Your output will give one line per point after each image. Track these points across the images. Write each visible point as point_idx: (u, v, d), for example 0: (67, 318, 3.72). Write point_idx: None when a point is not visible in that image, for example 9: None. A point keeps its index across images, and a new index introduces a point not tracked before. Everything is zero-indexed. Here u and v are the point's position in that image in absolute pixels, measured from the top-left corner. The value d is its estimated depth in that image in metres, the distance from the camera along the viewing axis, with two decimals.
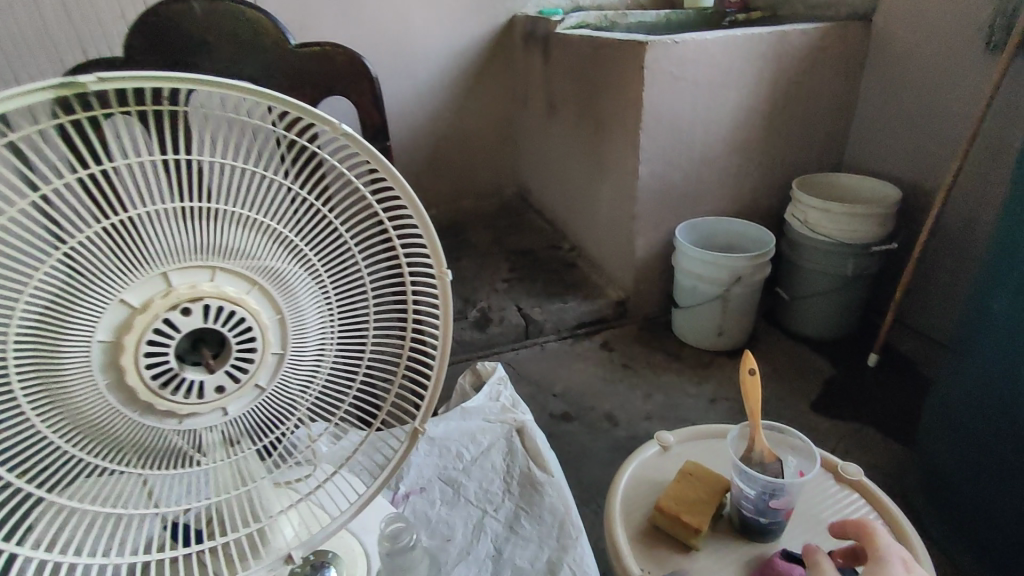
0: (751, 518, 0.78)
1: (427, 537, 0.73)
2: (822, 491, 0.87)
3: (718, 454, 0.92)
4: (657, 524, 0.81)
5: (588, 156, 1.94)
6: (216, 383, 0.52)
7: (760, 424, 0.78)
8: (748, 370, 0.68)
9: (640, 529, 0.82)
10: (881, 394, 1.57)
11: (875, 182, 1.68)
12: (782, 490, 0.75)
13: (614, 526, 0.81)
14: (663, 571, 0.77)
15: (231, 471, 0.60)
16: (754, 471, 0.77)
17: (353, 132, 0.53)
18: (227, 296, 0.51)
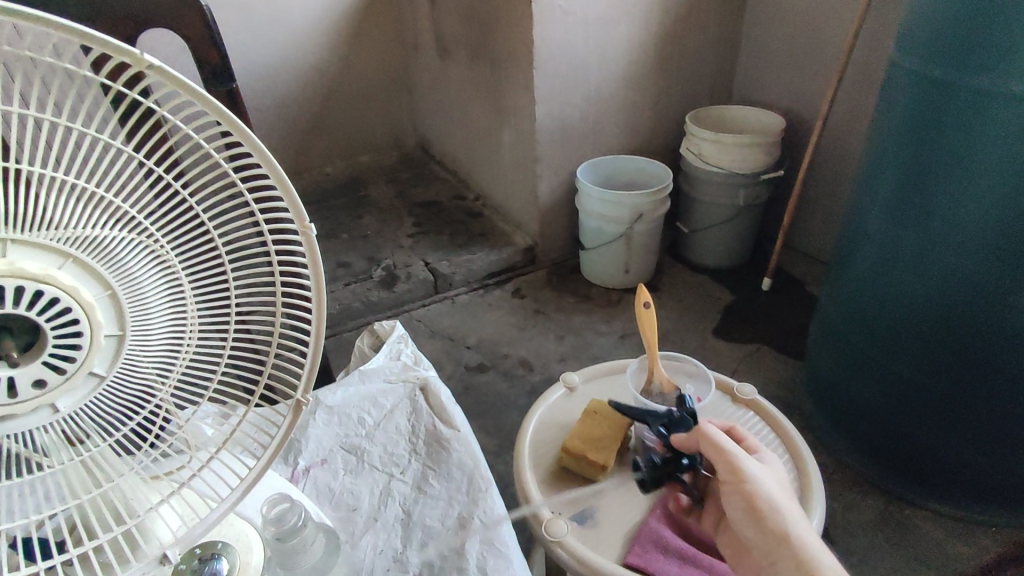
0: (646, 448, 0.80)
1: (331, 511, 0.69)
2: (722, 412, 0.91)
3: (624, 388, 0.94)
4: (565, 466, 0.82)
5: (484, 99, 1.87)
6: (34, 376, 0.44)
7: (657, 357, 0.78)
8: (643, 303, 0.66)
9: (551, 471, 0.82)
10: (774, 315, 1.67)
11: (761, 112, 1.73)
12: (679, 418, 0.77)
13: (524, 474, 0.81)
14: (575, 510, 0.77)
15: (85, 472, 0.52)
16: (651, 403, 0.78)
17: (163, 63, 0.42)
18: (29, 275, 0.42)
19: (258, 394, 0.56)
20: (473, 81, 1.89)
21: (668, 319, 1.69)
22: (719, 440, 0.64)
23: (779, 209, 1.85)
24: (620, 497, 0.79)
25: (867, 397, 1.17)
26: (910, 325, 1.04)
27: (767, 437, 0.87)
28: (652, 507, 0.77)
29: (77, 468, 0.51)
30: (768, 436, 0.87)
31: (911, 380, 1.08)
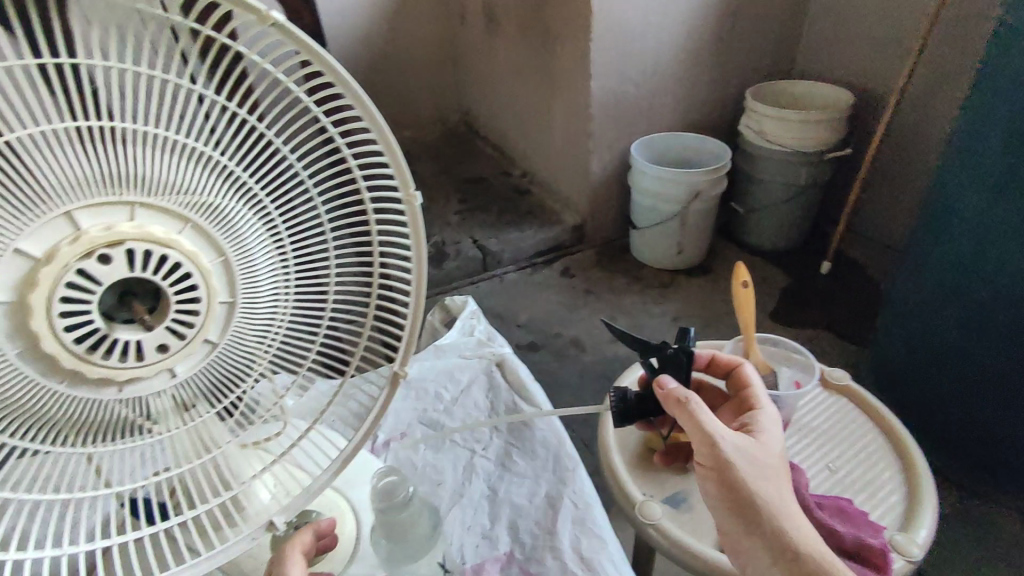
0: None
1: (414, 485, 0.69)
2: (813, 399, 0.88)
3: None
4: (653, 447, 0.80)
5: (536, 73, 1.83)
6: (156, 342, 0.43)
7: (752, 337, 0.75)
8: (741, 283, 0.64)
9: (636, 453, 0.81)
10: (833, 299, 1.62)
11: (827, 87, 1.66)
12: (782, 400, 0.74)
13: (611, 457, 0.79)
14: (665, 492, 0.76)
15: (190, 439, 0.53)
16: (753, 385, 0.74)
17: (288, 21, 0.41)
18: (154, 238, 0.41)
19: (354, 364, 0.56)
20: (524, 54, 1.85)
21: (722, 301, 1.66)
22: (700, 419, 0.59)
23: (841, 189, 1.78)
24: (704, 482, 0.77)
25: (942, 386, 1.13)
26: (997, 311, 1.00)
27: (853, 425, 0.85)
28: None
29: (184, 433, 0.52)
30: (854, 422, 0.85)
31: (996, 369, 1.03)
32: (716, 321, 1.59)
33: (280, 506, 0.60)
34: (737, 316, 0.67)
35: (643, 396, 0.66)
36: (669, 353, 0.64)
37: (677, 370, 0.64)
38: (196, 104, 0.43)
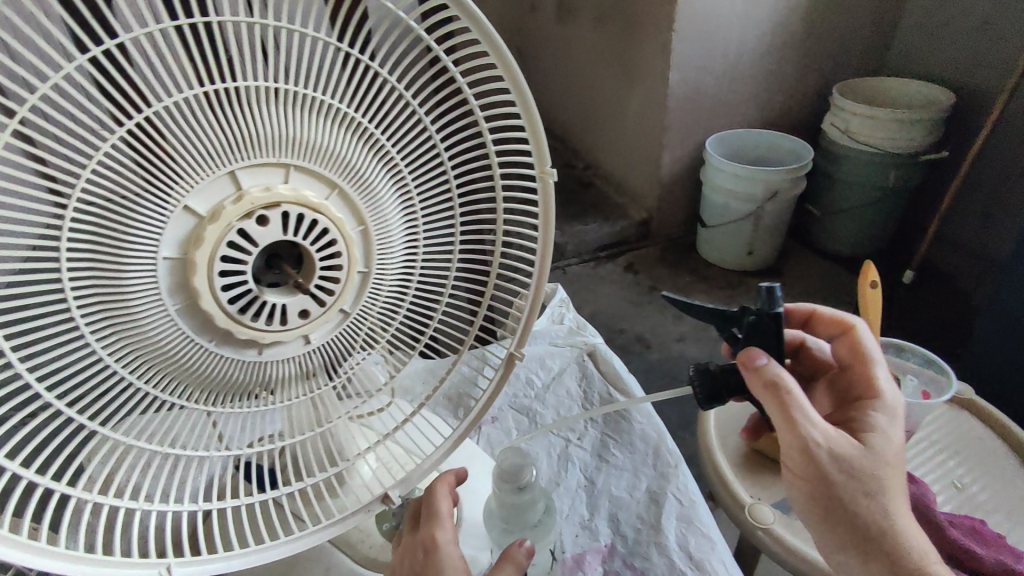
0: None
1: None
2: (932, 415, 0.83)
3: None
4: (762, 450, 0.78)
5: (608, 65, 1.77)
6: (299, 307, 0.43)
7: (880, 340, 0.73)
8: (871, 282, 0.66)
9: (742, 455, 0.79)
10: (917, 310, 1.54)
11: (922, 86, 1.59)
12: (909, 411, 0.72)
13: (716, 455, 0.77)
14: (775, 498, 0.74)
15: (309, 407, 0.54)
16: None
17: None
18: (307, 202, 0.41)
19: (469, 340, 0.56)
20: (595, 45, 1.80)
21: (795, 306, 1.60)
22: (794, 421, 0.50)
23: (931, 195, 1.70)
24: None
25: None
26: None
27: (966, 439, 0.80)
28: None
29: (304, 402, 0.53)
30: (978, 439, 0.80)
31: None
32: None
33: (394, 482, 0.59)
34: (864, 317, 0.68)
35: (730, 365, 0.57)
36: (750, 324, 0.52)
37: (764, 342, 0.52)
38: (352, 71, 0.42)
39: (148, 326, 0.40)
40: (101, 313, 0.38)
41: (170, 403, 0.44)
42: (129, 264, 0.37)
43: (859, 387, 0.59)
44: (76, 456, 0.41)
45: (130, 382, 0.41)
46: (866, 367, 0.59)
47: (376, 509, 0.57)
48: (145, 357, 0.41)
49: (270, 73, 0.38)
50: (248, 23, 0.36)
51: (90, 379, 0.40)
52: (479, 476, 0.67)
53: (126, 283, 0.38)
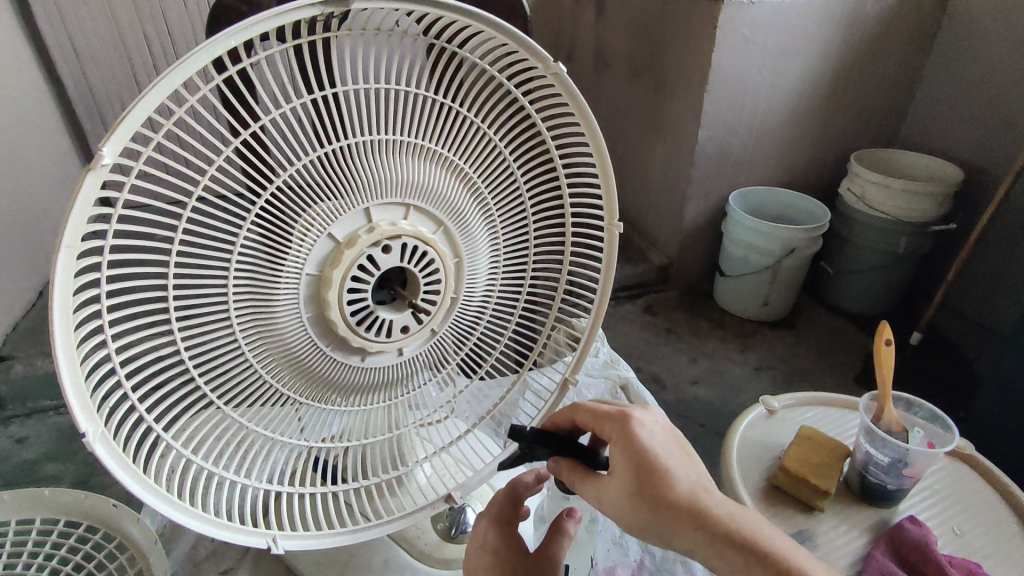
0: (877, 484, 0.81)
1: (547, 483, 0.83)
2: (941, 473, 0.88)
3: (831, 420, 0.96)
4: (778, 485, 0.85)
5: (638, 119, 1.87)
6: (402, 323, 0.52)
7: (892, 394, 0.79)
8: (884, 340, 0.74)
9: (760, 489, 0.85)
10: (924, 371, 1.59)
11: (936, 160, 1.68)
12: (917, 458, 0.78)
13: (737, 486, 0.84)
14: (791, 529, 0.81)
15: (385, 414, 0.61)
16: (890, 439, 0.79)
17: (565, 72, 0.51)
18: (422, 236, 0.50)
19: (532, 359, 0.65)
20: (626, 99, 1.90)
21: (806, 358, 1.66)
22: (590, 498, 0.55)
23: (942, 261, 1.78)
24: (818, 532, 0.80)
25: None
26: None
27: (970, 492, 0.85)
28: (875, 539, 0.79)
29: (382, 408, 0.60)
30: (982, 493, 0.85)
31: None
32: (799, 376, 1.60)
33: (455, 485, 0.68)
34: (875, 370, 0.76)
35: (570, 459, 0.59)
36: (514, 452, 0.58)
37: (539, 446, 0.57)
38: (464, 130, 0.52)
39: (284, 329, 0.48)
40: (250, 315, 0.46)
41: (284, 396, 0.52)
42: (280, 279, 0.45)
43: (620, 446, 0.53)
44: (206, 432, 0.48)
45: (259, 374, 0.49)
46: (600, 413, 0.57)
47: (439, 507, 0.66)
48: (274, 355, 0.49)
49: (404, 129, 0.48)
50: (392, 91, 0.46)
51: (228, 369, 0.47)
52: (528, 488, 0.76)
53: (275, 293, 0.46)
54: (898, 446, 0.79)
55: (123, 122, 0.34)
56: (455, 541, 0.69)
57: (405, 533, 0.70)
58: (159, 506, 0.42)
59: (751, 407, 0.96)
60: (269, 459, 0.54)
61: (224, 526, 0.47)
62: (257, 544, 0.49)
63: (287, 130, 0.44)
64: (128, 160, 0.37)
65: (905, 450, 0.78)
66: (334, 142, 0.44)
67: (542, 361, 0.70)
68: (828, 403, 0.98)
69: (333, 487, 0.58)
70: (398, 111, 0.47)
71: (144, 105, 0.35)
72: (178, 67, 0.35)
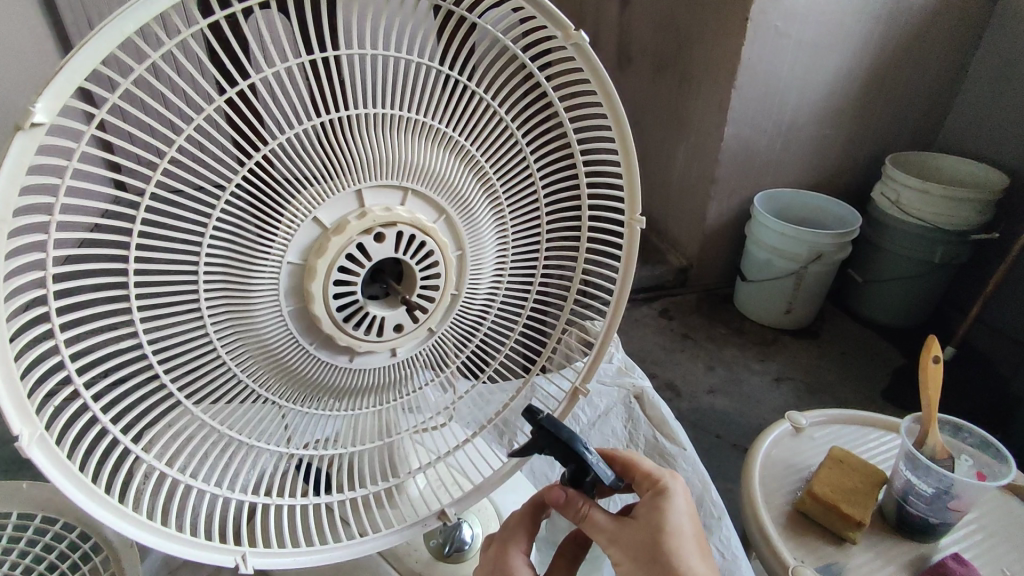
0: (918, 516, 0.74)
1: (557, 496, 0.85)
2: (981, 504, 0.82)
3: (863, 440, 0.89)
4: (804, 512, 0.79)
5: (662, 114, 1.80)
6: (395, 321, 0.47)
7: (938, 416, 0.73)
8: (933, 357, 0.68)
9: (784, 515, 0.79)
10: (956, 388, 1.51)
11: (977, 166, 1.60)
12: (965, 490, 0.72)
13: (760, 511, 0.78)
14: (817, 560, 0.75)
15: (377, 419, 0.56)
16: (935, 467, 0.72)
17: (589, 42, 0.44)
18: (419, 224, 0.45)
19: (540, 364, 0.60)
20: (650, 95, 1.83)
21: (830, 370, 1.59)
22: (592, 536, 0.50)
23: (978, 273, 1.69)
24: (847, 565, 0.74)
25: None
26: None
27: (1012, 526, 0.79)
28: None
29: (374, 412, 0.55)
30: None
31: None
32: (823, 389, 1.52)
33: (451, 499, 0.62)
34: (922, 387, 0.70)
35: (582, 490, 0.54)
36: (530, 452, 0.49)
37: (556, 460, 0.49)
38: (472, 107, 0.46)
39: (261, 324, 0.43)
40: (223, 309, 0.41)
41: (264, 398, 0.47)
42: (257, 269, 0.41)
43: (650, 509, 0.50)
44: (175, 438, 0.43)
45: (235, 374, 0.44)
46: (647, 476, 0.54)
47: (431, 526, 0.60)
48: (252, 354, 0.44)
49: (402, 102, 0.42)
50: (388, 57, 0.41)
51: (200, 368, 0.43)
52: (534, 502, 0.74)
53: (251, 284, 0.41)
54: (944, 475, 0.72)
55: (60, 74, 0.30)
56: (450, 560, 0.64)
57: (396, 549, 0.65)
58: (109, 519, 0.37)
59: (777, 423, 0.90)
60: (247, 467, 0.49)
61: (182, 541, 0.43)
62: (224, 562, 0.45)
63: (269, 99, 0.39)
64: (75, 125, 0.32)
65: (952, 480, 0.72)
66: (322, 114, 0.39)
67: (552, 365, 0.64)
68: (859, 422, 0.92)
69: (320, 498, 0.53)
70: (396, 82, 0.42)
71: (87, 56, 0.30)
72: (126, 12, 0.30)
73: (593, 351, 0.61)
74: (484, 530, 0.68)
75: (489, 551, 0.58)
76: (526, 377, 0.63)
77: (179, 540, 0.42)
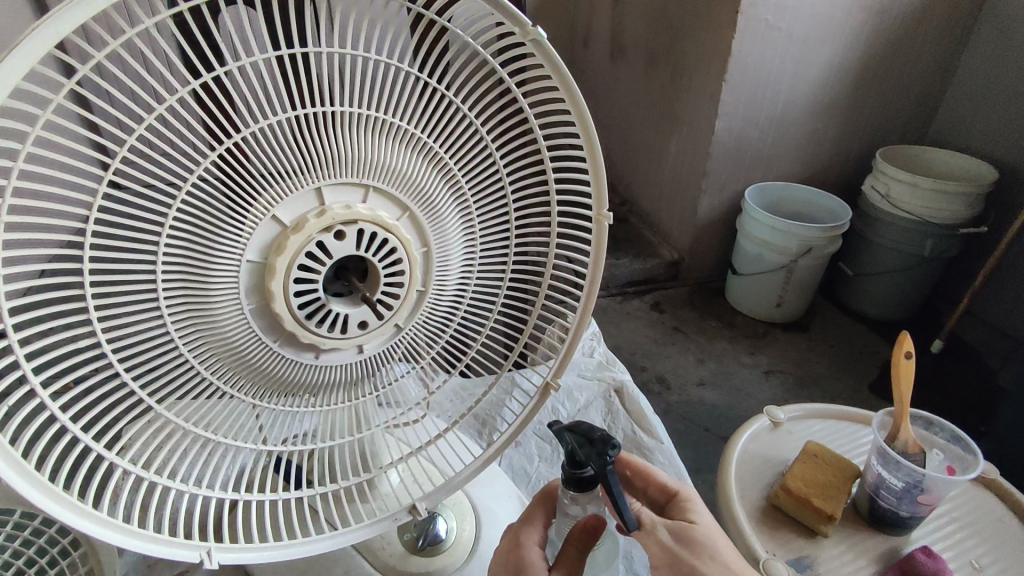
0: (889, 509, 0.75)
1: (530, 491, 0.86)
2: (958, 497, 0.82)
3: (842, 435, 0.90)
4: (779, 506, 0.79)
5: (655, 107, 1.79)
6: (359, 318, 0.47)
7: (910, 412, 0.74)
8: (905, 353, 0.68)
9: (759, 508, 0.80)
10: (944, 381, 1.51)
11: (968, 160, 1.59)
12: (934, 485, 0.72)
13: (734, 505, 0.78)
14: (790, 554, 0.75)
15: (349, 414, 0.56)
16: (905, 462, 0.73)
17: (548, 39, 0.44)
18: (381, 222, 0.45)
19: (513, 357, 0.60)
20: (643, 86, 1.82)
21: (818, 364, 1.59)
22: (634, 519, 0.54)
23: (969, 266, 1.69)
24: (820, 559, 0.75)
25: None
26: None
27: (987, 519, 0.79)
28: (883, 570, 0.73)
29: (345, 408, 0.55)
30: (1001, 521, 0.79)
31: None
32: (811, 382, 1.53)
33: (422, 495, 0.62)
34: (893, 384, 0.70)
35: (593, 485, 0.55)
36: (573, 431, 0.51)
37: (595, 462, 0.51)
38: (436, 104, 0.46)
39: (224, 322, 0.43)
40: (183, 307, 0.41)
41: (230, 394, 0.47)
42: (216, 266, 0.41)
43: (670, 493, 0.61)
44: (139, 435, 0.44)
45: (200, 372, 0.45)
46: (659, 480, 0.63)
47: (402, 519, 0.60)
48: (215, 351, 0.44)
49: (363, 101, 0.42)
50: (346, 56, 0.40)
51: (164, 366, 0.43)
52: (506, 496, 0.74)
53: (211, 283, 0.41)
54: (914, 470, 0.73)
55: None
56: (422, 553, 0.65)
57: (370, 543, 0.66)
58: (60, 511, 0.39)
59: (755, 417, 0.90)
60: (215, 464, 0.49)
61: (140, 535, 0.44)
62: (188, 557, 0.46)
63: (226, 99, 0.39)
64: (17, 124, 0.32)
65: (921, 475, 0.72)
66: (278, 113, 0.39)
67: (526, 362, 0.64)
68: (838, 416, 0.92)
69: (293, 492, 0.53)
70: (356, 81, 0.41)
71: (23, 54, 0.31)
72: (61, 12, 0.31)
73: (564, 347, 0.61)
74: (459, 524, 0.68)
75: (505, 543, 0.59)
76: (502, 369, 0.62)
77: (133, 533, 0.43)
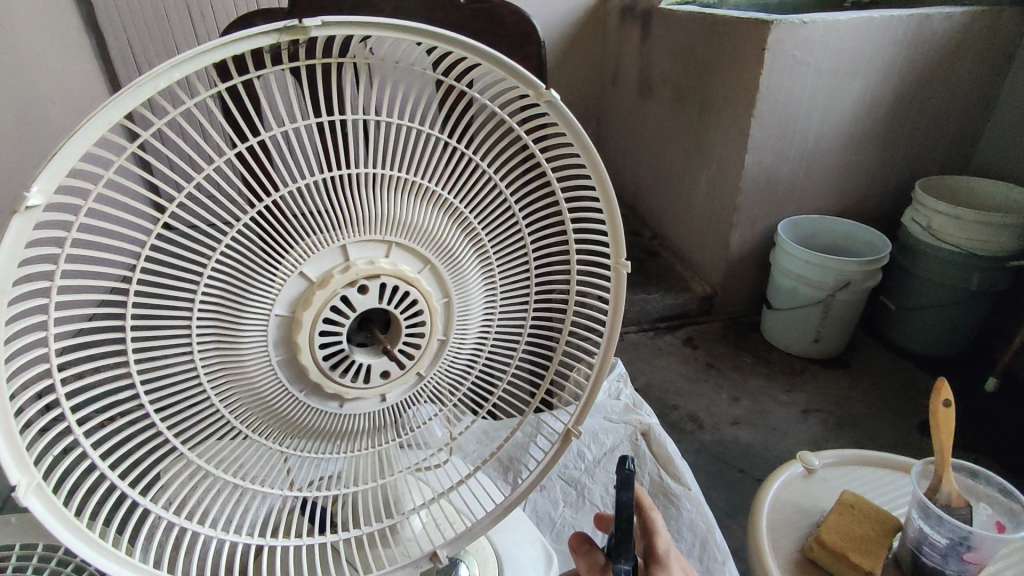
0: (935, 568, 0.71)
1: (554, 537, 0.85)
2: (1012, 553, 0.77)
3: (882, 483, 0.86)
4: (814, 560, 0.76)
5: (685, 142, 1.80)
6: (381, 368, 0.49)
7: (952, 461, 0.70)
8: (943, 400, 0.66)
9: (793, 562, 0.77)
10: (999, 423, 1.43)
11: (1013, 190, 1.54)
12: (982, 543, 0.68)
13: (767, 559, 0.75)
14: None
15: (372, 458, 0.57)
16: (948, 516, 0.69)
17: (561, 100, 0.45)
18: (403, 276, 0.47)
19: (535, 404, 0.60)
20: (672, 122, 1.84)
21: (861, 403, 1.52)
22: None
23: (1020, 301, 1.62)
24: None
25: None
26: None
27: None
28: None
29: (369, 453, 0.56)
30: None
31: None
32: (854, 423, 1.46)
33: (444, 541, 0.62)
34: (931, 431, 0.67)
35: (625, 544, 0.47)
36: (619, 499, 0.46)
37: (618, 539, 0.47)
38: (457, 161, 0.48)
39: (253, 372, 0.45)
40: (216, 359, 0.44)
41: (257, 442, 0.49)
42: (247, 319, 0.43)
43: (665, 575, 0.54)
44: (171, 481, 0.45)
45: (228, 419, 0.46)
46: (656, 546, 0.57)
47: (423, 566, 0.60)
48: (245, 399, 0.46)
49: (386, 163, 0.44)
50: (370, 121, 0.43)
51: (197, 414, 0.45)
52: (529, 540, 0.73)
53: (241, 334, 0.43)
54: (956, 526, 0.69)
55: (54, 159, 0.33)
56: None
57: None
58: (93, 556, 0.40)
59: (788, 463, 0.88)
60: (242, 508, 0.51)
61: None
62: None
63: (260, 166, 0.41)
64: (73, 198, 0.35)
65: (967, 532, 0.68)
66: (305, 177, 0.41)
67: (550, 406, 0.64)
68: (877, 463, 0.88)
69: (318, 536, 0.54)
70: (378, 144, 0.43)
71: (78, 141, 0.34)
72: (116, 100, 0.34)
73: (585, 394, 0.61)
74: (481, 571, 0.68)
75: None
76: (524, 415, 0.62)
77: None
